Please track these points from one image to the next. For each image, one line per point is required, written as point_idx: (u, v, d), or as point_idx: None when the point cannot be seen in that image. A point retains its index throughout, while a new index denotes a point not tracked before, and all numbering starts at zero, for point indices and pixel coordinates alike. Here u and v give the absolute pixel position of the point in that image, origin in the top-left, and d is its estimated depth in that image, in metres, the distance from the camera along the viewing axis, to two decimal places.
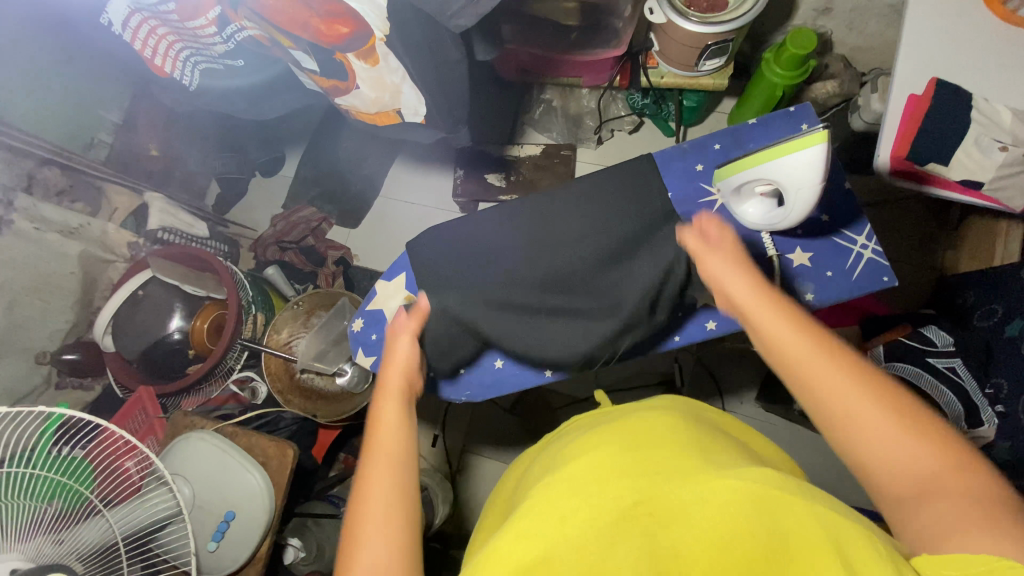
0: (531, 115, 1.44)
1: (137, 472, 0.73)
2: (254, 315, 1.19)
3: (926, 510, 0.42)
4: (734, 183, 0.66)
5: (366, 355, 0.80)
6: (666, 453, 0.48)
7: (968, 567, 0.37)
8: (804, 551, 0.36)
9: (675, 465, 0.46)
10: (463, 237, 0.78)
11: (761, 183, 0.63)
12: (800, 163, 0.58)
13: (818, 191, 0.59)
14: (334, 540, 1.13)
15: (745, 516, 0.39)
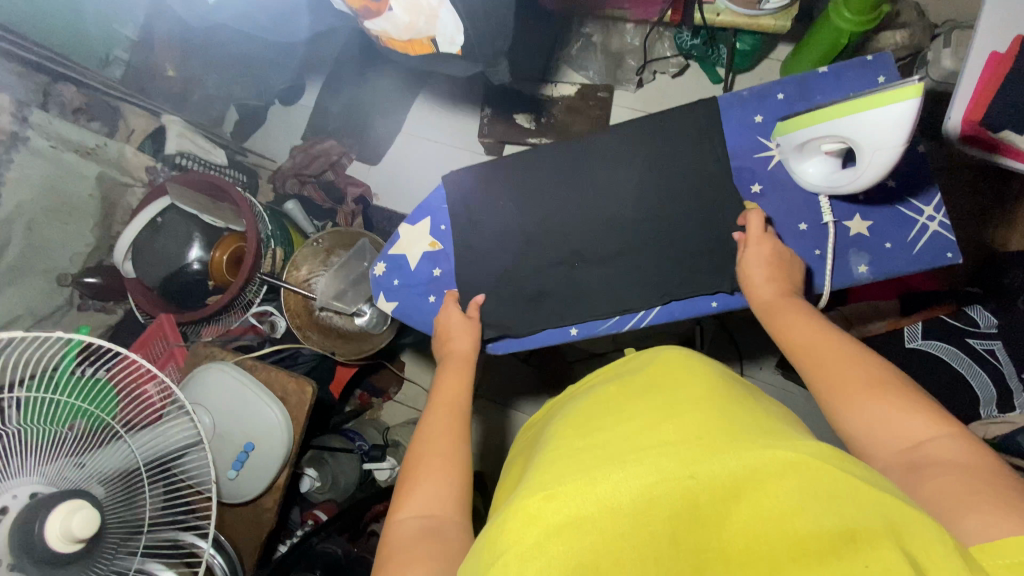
0: (568, 50, 1.35)
1: (159, 399, 0.75)
2: (273, 250, 1.17)
3: (926, 482, 0.41)
4: (801, 139, 0.59)
5: (388, 300, 0.77)
6: (714, 419, 0.41)
7: (1015, 556, 0.32)
8: (865, 542, 0.29)
9: (720, 433, 0.39)
10: (496, 183, 0.74)
11: (830, 141, 0.57)
12: (875, 123, 0.52)
13: (897, 154, 0.52)
14: (348, 473, 1.15)
15: (798, 492, 0.32)
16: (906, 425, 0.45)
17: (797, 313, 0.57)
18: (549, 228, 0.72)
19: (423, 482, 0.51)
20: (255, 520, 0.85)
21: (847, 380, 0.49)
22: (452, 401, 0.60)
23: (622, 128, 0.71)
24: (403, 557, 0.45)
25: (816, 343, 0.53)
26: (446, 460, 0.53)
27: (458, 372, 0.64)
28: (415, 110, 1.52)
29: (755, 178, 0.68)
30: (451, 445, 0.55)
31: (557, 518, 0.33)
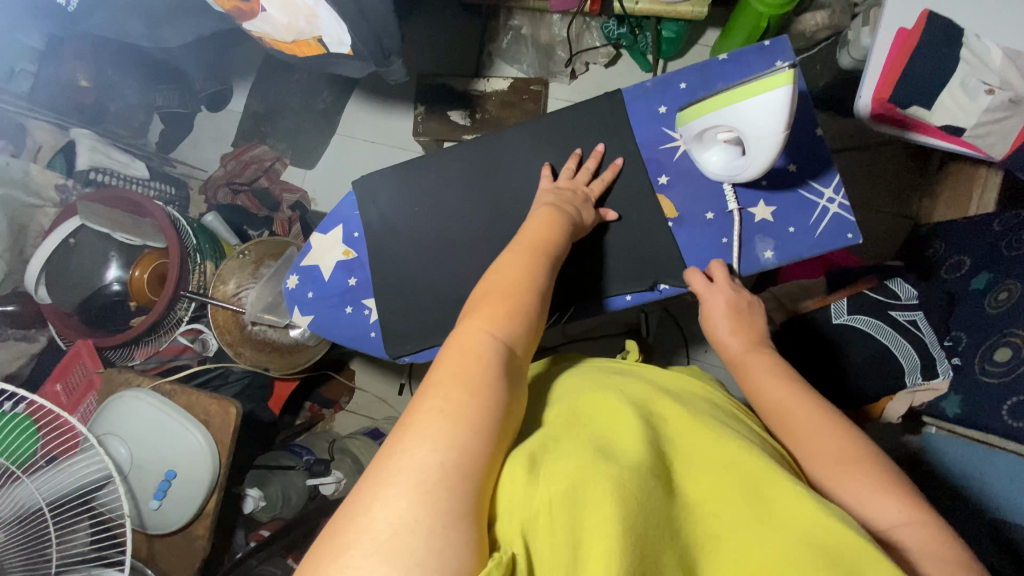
0: (499, 44, 1.34)
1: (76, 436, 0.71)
2: (202, 265, 1.14)
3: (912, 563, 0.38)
4: (699, 126, 0.59)
5: (304, 313, 0.74)
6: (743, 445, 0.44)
7: None
8: None
9: (752, 452, 0.42)
10: (409, 186, 0.73)
11: (722, 128, 0.57)
12: (758, 110, 0.52)
13: (782, 140, 0.53)
14: (299, 487, 1.13)
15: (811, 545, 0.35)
16: (883, 503, 0.42)
17: (761, 368, 0.54)
18: (464, 229, 0.71)
19: (476, 322, 0.47)
20: (185, 549, 0.81)
21: (823, 448, 0.46)
22: (537, 249, 0.56)
23: (530, 125, 0.71)
24: (465, 362, 0.43)
25: (789, 402, 0.50)
26: (528, 288, 0.51)
27: (551, 229, 0.58)
28: (348, 111, 1.47)
29: (662, 169, 0.67)
30: (524, 299, 0.50)
31: (588, 487, 0.36)
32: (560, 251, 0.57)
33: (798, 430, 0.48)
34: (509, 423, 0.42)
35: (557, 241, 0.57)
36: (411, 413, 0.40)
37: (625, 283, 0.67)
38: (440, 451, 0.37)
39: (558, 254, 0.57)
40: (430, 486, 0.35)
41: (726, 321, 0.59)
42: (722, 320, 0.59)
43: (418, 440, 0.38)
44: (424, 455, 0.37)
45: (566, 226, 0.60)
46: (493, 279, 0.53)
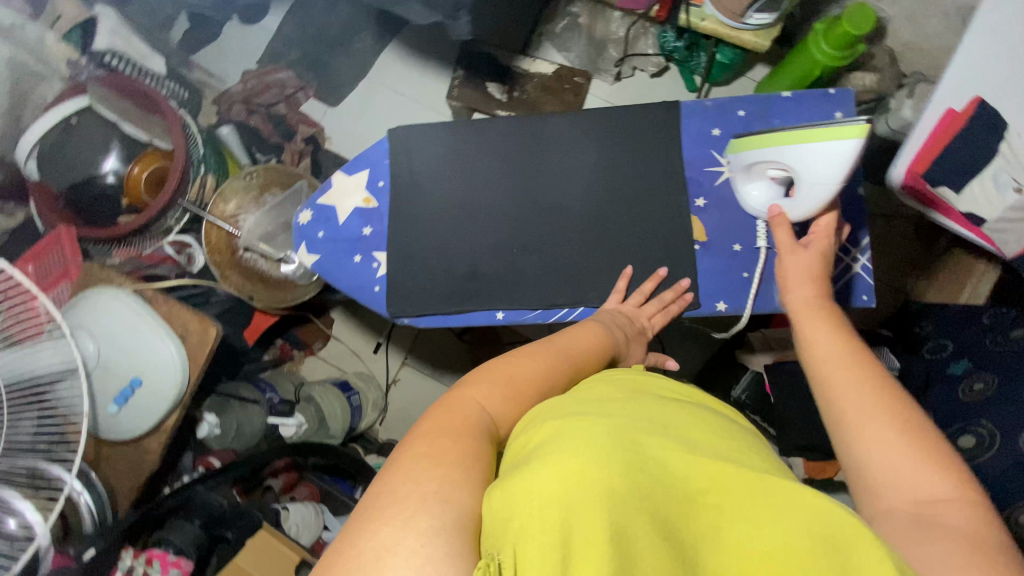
0: (552, 27, 1.32)
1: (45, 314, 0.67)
2: (202, 178, 1.08)
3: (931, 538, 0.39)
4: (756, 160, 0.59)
5: (310, 252, 0.71)
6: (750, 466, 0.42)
7: None
8: None
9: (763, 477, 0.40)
10: (445, 148, 0.71)
11: (774, 166, 0.58)
12: (820, 155, 0.53)
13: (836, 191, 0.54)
14: (254, 423, 1.09)
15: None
16: (918, 477, 0.43)
17: (824, 326, 0.55)
18: (492, 204, 0.70)
19: (484, 396, 0.47)
20: (136, 460, 0.79)
21: (867, 411, 0.47)
22: (567, 349, 0.55)
23: (580, 116, 0.69)
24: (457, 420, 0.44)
25: (843, 365, 0.51)
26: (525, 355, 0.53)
27: (588, 336, 0.58)
28: (384, 59, 1.43)
29: (701, 191, 0.67)
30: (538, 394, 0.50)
31: (581, 498, 0.34)
32: (589, 351, 0.56)
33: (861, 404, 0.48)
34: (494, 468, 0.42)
35: (590, 353, 0.56)
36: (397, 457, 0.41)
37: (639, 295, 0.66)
38: (432, 483, 0.38)
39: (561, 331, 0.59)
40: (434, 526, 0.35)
41: (801, 274, 0.59)
42: (798, 276, 0.59)
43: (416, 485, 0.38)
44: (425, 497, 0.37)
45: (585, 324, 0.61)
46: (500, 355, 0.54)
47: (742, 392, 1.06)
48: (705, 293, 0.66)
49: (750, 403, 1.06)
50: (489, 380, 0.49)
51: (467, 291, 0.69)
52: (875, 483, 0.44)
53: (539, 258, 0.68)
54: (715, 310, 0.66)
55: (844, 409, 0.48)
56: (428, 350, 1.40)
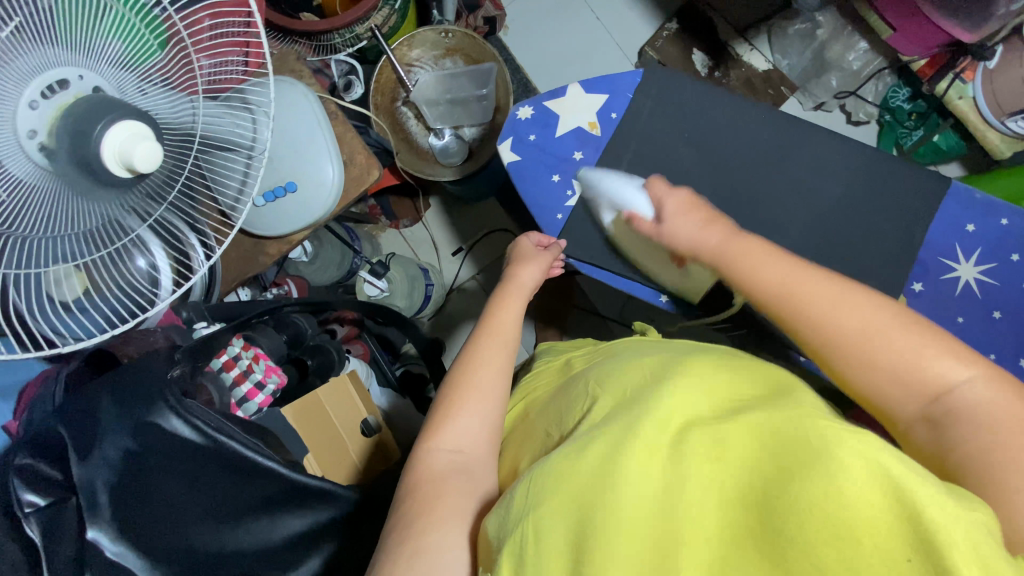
0: (786, 24, 1.19)
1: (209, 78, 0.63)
2: (391, 12, 1.01)
3: (880, 351, 0.44)
4: (615, 213, 0.62)
5: (514, 149, 0.70)
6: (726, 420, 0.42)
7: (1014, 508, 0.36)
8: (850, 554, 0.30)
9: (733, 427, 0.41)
10: (695, 115, 0.67)
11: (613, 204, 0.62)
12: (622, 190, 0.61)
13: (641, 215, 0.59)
14: (332, 267, 1.12)
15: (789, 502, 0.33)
16: (853, 309, 0.46)
17: (753, 248, 0.52)
18: (714, 189, 0.66)
19: (468, 407, 0.52)
20: (250, 255, 0.79)
21: (796, 284, 0.48)
22: (504, 334, 0.58)
23: (840, 146, 0.65)
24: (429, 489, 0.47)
25: (770, 263, 0.50)
26: (480, 394, 0.53)
27: (513, 303, 0.61)
28: None
29: (921, 276, 0.64)
30: (495, 380, 0.54)
31: (551, 508, 0.41)
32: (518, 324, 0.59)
33: (836, 326, 0.46)
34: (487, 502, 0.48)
35: (517, 325, 0.59)
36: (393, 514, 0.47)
37: None
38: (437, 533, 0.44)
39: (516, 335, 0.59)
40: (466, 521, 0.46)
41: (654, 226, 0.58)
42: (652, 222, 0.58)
43: (443, 482, 0.47)
44: (452, 510, 0.45)
45: (519, 310, 0.61)
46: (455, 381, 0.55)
47: None
48: None
49: None
50: (463, 384, 0.54)
51: (648, 258, 0.66)
52: (824, 321, 0.46)
53: None
54: None
55: (770, 285, 0.49)
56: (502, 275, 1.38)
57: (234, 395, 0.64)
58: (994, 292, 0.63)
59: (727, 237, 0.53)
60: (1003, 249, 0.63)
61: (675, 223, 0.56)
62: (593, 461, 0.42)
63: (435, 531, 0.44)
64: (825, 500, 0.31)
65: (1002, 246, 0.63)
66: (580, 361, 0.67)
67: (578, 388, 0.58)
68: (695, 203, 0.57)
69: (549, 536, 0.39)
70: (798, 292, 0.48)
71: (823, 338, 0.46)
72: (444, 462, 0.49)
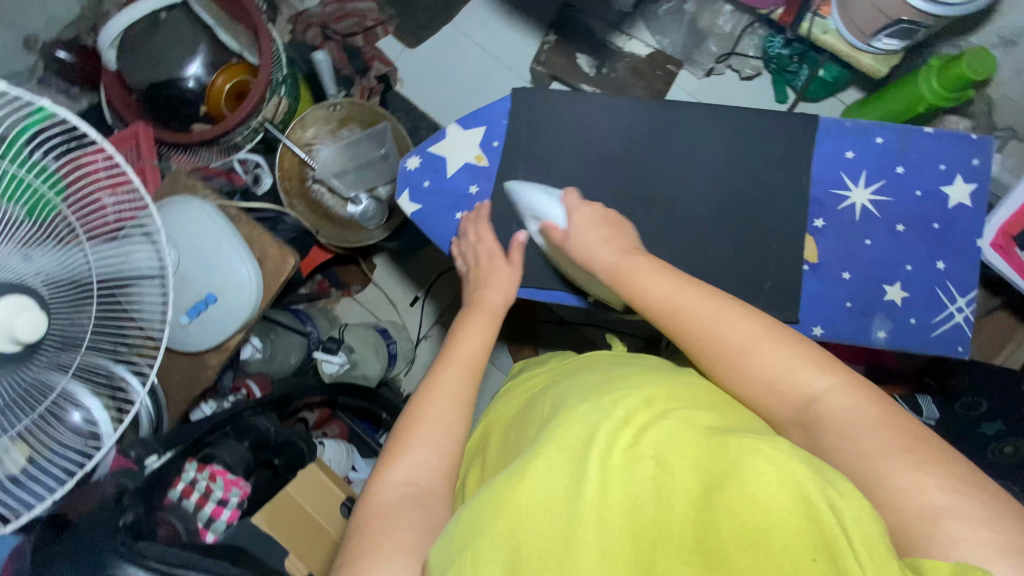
0: (654, 8, 1.24)
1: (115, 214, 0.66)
2: (279, 100, 1.05)
3: (754, 366, 0.50)
4: (536, 223, 0.65)
5: (412, 200, 0.70)
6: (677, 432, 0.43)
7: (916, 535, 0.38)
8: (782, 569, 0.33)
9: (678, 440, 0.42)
10: (570, 123, 0.69)
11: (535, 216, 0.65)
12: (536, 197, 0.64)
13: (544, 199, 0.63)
14: (293, 354, 1.12)
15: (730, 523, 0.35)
16: (734, 323, 0.52)
17: (640, 269, 0.57)
18: (605, 187, 0.68)
19: (425, 431, 0.52)
20: (190, 372, 0.80)
21: (687, 297, 0.54)
22: (467, 361, 0.57)
23: (710, 114, 0.67)
24: (380, 525, 0.46)
25: (675, 287, 0.55)
26: (442, 428, 0.52)
27: (480, 328, 0.60)
28: (472, 8, 1.36)
29: (821, 212, 0.66)
30: (457, 405, 0.54)
31: (495, 533, 0.39)
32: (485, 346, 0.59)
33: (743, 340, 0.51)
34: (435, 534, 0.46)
35: (484, 350, 0.58)
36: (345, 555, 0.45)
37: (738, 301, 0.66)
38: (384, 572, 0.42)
39: (482, 363, 0.58)
40: (415, 554, 0.44)
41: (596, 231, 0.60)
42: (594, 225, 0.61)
43: (391, 515, 0.46)
44: (400, 540, 0.44)
45: (487, 333, 0.60)
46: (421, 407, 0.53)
47: None
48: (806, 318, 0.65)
49: None
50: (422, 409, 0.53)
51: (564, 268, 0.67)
52: (711, 337, 0.52)
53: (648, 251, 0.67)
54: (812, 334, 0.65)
55: (658, 296, 0.55)
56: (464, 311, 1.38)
57: (199, 519, 0.66)
58: (892, 208, 0.65)
59: (623, 254, 0.58)
60: (887, 166, 0.65)
61: (581, 236, 0.60)
62: (535, 475, 0.41)
63: (378, 567, 0.42)
64: (764, 520, 0.35)
65: (883, 162, 0.65)
66: (530, 381, 0.66)
67: (524, 411, 0.57)
68: (599, 216, 0.62)
69: (485, 563, 0.37)
70: (682, 302, 0.54)
71: (705, 344, 0.52)
72: (398, 488, 0.49)
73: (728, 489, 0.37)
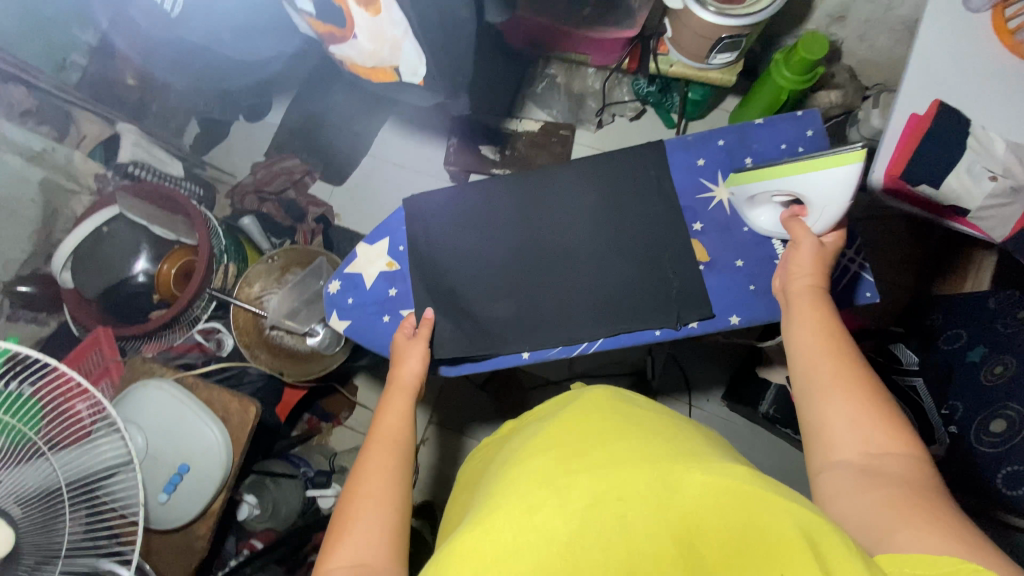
0: (533, 89, 1.39)
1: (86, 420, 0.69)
2: (225, 266, 1.14)
3: (828, 408, 0.50)
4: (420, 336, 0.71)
5: (342, 318, 0.76)
6: (628, 453, 0.41)
7: (932, 570, 0.36)
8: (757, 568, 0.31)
9: (631, 458, 0.40)
10: (460, 209, 0.76)
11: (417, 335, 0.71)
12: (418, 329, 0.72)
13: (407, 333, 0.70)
14: (291, 501, 1.11)
15: (693, 535, 0.33)
16: (821, 362, 0.53)
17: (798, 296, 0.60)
18: (506, 253, 0.74)
19: (364, 520, 0.48)
20: (184, 548, 0.79)
21: (797, 320, 0.58)
22: (396, 440, 0.57)
23: (576, 165, 0.75)
24: None
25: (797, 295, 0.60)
26: (382, 504, 0.50)
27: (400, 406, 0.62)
28: (383, 136, 1.50)
29: (697, 217, 0.74)
30: (389, 491, 0.51)
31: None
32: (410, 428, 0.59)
33: (823, 390, 0.52)
34: None
35: (408, 428, 0.58)
36: None
37: (653, 313, 0.70)
38: None
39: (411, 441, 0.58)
40: None
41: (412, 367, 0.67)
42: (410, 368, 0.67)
43: None
44: None
45: (409, 407, 0.62)
46: (359, 490, 0.51)
47: (769, 406, 1.12)
48: (719, 310, 0.71)
49: (778, 417, 1.11)
50: (356, 495, 0.51)
51: (490, 334, 0.72)
52: (803, 367, 0.54)
53: (561, 297, 0.72)
54: (729, 323, 0.71)
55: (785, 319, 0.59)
56: (451, 405, 1.38)
57: None
58: None
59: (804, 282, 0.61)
60: (737, 161, 0.75)
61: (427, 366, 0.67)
62: (496, 519, 0.36)
63: None
64: (725, 532, 0.33)
65: (734, 159, 0.75)
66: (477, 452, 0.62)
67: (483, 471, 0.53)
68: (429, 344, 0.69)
69: None
70: (803, 334, 0.56)
71: (800, 369, 0.54)
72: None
73: (688, 500, 0.35)
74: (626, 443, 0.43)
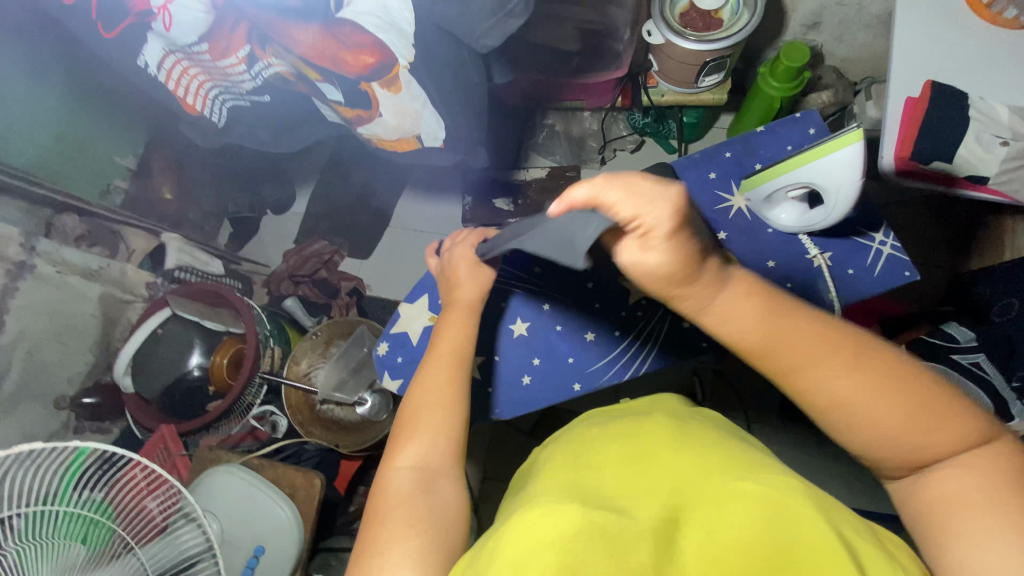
0: (535, 140, 1.46)
1: (160, 512, 0.69)
2: (272, 349, 1.19)
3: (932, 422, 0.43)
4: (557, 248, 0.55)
5: (394, 377, 0.79)
6: (691, 483, 0.47)
7: None
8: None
9: (698, 487, 0.46)
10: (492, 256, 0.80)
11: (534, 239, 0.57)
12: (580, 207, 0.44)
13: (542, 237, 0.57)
14: None
15: (745, 547, 0.38)
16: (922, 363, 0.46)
17: None
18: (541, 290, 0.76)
19: (423, 430, 0.57)
20: None
21: None
22: (453, 357, 0.63)
23: None
24: (399, 516, 0.51)
25: None
26: (443, 411, 0.59)
27: (448, 372, 0.62)
28: (400, 206, 1.58)
29: (721, 226, 0.76)
30: (448, 399, 0.60)
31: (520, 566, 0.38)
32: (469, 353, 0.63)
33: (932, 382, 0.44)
34: (451, 533, 0.51)
35: (467, 345, 0.64)
36: (366, 543, 0.49)
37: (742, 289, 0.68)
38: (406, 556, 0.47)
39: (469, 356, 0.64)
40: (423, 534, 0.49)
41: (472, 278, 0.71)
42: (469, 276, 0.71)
43: (406, 500, 0.52)
44: (408, 541, 0.48)
45: (467, 321, 0.67)
46: (416, 401, 0.60)
47: None
48: None
49: None
50: (415, 424, 0.58)
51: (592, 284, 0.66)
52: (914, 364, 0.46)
53: None
54: None
55: None
56: (504, 457, 1.38)
57: None
58: None
59: None
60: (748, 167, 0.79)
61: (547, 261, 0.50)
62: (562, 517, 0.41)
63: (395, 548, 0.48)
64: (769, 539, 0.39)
65: (744, 168, 0.79)
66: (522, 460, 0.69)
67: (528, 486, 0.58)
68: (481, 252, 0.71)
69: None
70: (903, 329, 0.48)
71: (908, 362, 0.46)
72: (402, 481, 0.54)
73: (747, 514, 0.41)
74: (689, 470, 0.50)
